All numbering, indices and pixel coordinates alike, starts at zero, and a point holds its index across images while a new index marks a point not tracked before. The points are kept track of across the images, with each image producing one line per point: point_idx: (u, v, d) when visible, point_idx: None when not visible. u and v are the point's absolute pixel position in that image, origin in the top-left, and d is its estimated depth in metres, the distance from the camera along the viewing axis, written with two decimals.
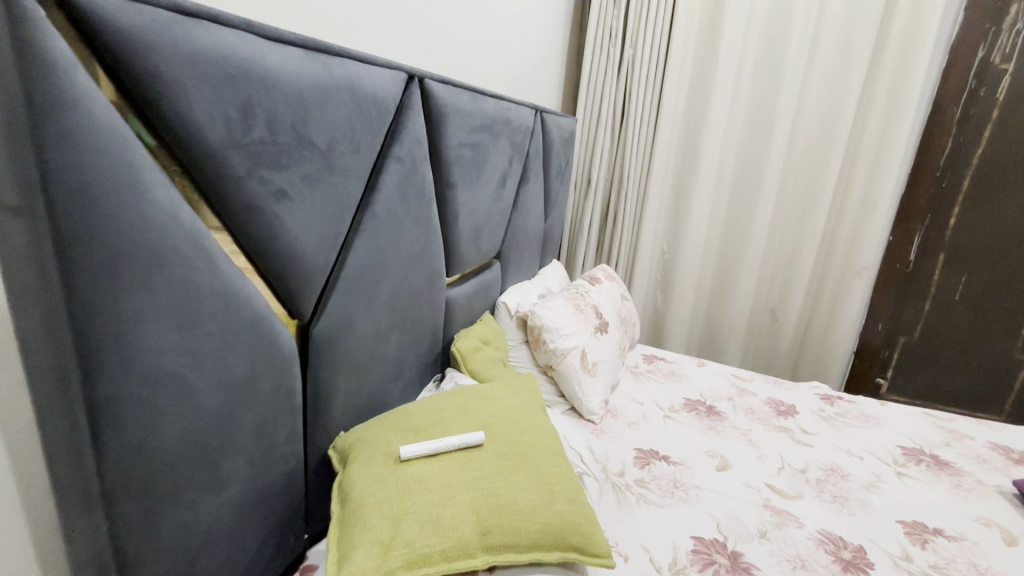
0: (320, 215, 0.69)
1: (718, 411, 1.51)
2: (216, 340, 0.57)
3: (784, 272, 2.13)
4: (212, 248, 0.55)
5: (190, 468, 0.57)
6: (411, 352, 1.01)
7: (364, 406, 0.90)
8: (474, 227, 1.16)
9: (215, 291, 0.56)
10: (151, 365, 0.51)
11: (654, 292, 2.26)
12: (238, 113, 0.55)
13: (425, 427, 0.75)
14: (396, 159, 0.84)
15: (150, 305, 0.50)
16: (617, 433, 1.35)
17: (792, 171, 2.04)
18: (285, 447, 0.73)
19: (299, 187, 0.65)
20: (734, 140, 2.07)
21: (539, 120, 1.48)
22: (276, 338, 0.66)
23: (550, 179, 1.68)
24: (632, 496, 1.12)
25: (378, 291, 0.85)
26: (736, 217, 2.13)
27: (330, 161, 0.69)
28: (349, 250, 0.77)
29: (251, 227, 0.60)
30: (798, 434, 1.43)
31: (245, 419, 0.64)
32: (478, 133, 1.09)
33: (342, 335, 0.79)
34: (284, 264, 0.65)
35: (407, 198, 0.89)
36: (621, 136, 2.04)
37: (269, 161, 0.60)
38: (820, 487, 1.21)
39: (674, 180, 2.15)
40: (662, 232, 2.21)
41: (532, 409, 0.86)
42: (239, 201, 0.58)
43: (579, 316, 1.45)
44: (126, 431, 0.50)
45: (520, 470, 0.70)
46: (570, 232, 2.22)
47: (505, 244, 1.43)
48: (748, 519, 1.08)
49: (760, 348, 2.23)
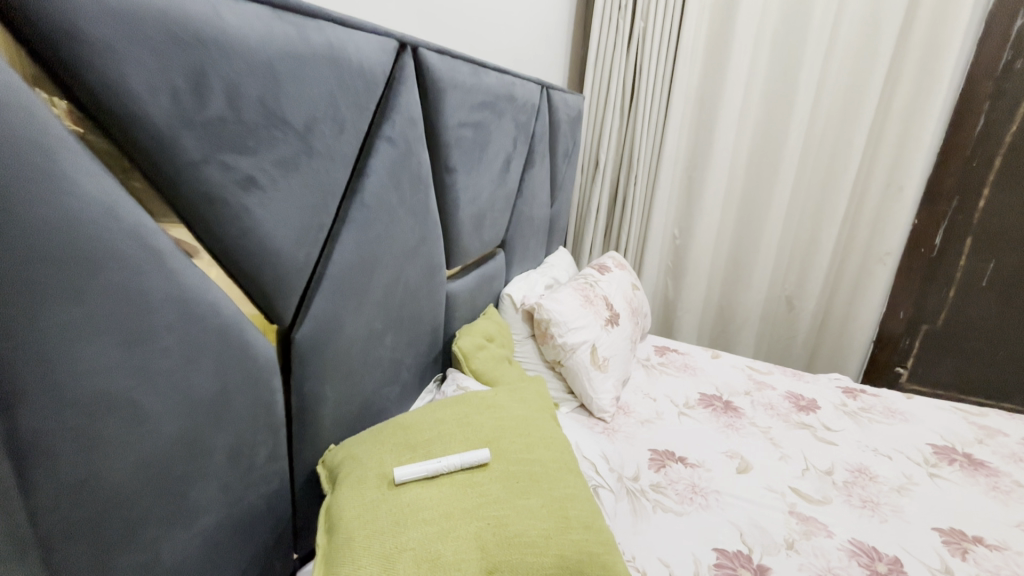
0: (297, 205, 0.60)
1: (736, 408, 1.43)
2: (175, 356, 0.49)
3: (802, 257, 2.03)
4: (165, 248, 0.46)
5: (151, 504, 0.49)
6: (409, 353, 0.93)
7: (357, 414, 0.82)
8: (476, 215, 1.07)
9: (170, 300, 0.47)
10: (90, 391, 0.42)
11: (665, 279, 2.17)
12: (188, 85, 0.46)
13: (423, 444, 0.67)
14: (387, 140, 0.75)
15: (85, 320, 0.41)
16: (630, 432, 1.27)
17: (812, 151, 1.93)
18: (267, 467, 0.65)
19: (272, 172, 0.56)
20: (750, 119, 1.95)
21: (545, 96, 1.37)
22: (251, 348, 0.58)
23: (557, 162, 1.58)
24: (648, 503, 1.05)
25: (370, 289, 0.77)
26: (752, 201, 2.02)
27: (308, 143, 0.59)
28: (334, 244, 0.68)
29: (213, 220, 0.51)
30: (822, 431, 1.35)
31: (217, 442, 0.56)
32: (480, 110, 0.99)
33: (330, 340, 0.70)
34: (256, 263, 0.56)
35: (401, 185, 0.80)
36: (631, 115, 1.93)
37: (232, 143, 0.50)
38: (849, 491, 1.13)
39: (686, 162, 2.04)
40: (673, 216, 2.10)
41: (543, 418, 0.77)
42: (197, 191, 0.48)
43: (589, 308, 1.36)
44: (61, 470, 0.41)
45: (531, 493, 0.62)
46: (576, 217, 2.13)
47: (510, 232, 1.34)
48: (774, 528, 1.01)
49: (776, 337, 2.15)
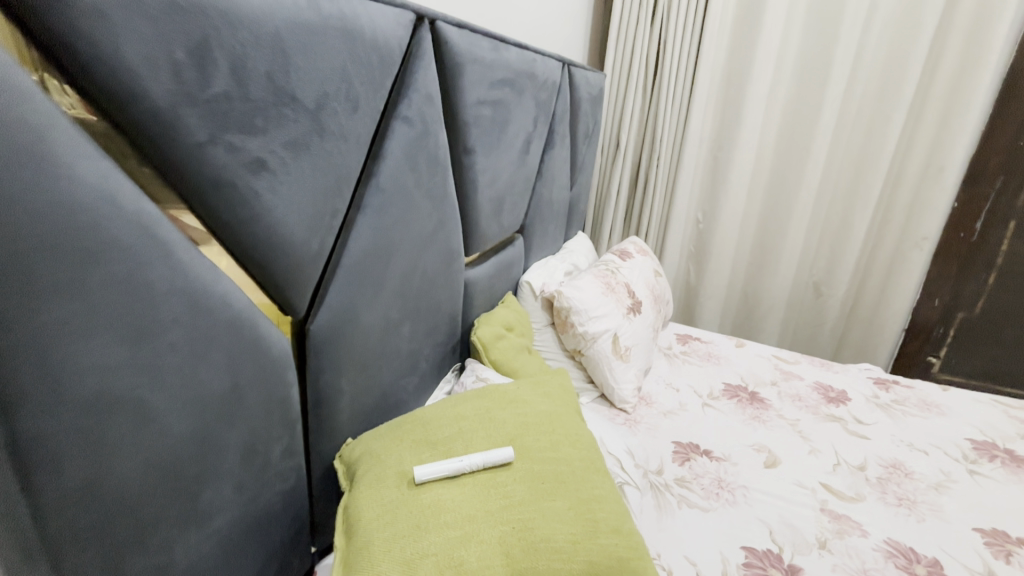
0: (311, 190, 0.56)
1: (762, 399, 1.38)
2: (183, 352, 0.46)
3: (832, 241, 1.95)
4: (170, 237, 0.43)
5: (163, 506, 0.47)
6: (426, 342, 0.90)
7: (375, 407, 0.79)
8: (495, 199, 1.03)
9: (177, 293, 0.44)
10: (92, 390, 0.39)
11: (687, 265, 2.11)
12: (190, 57, 0.42)
13: (444, 442, 0.64)
14: (404, 120, 0.70)
15: (85, 315, 0.38)
16: (653, 423, 1.23)
17: (846, 130, 1.84)
18: (283, 464, 0.62)
19: (282, 155, 0.52)
20: (780, 97, 1.86)
21: (567, 73, 1.31)
22: (265, 342, 0.55)
23: (578, 143, 1.52)
24: (672, 498, 1.01)
25: (387, 278, 0.73)
26: (781, 183, 1.94)
27: (320, 122, 0.55)
28: (349, 231, 0.65)
29: (220, 205, 0.47)
30: (853, 425, 1.30)
31: (230, 440, 0.53)
32: (500, 88, 0.94)
33: (345, 331, 0.67)
34: (267, 252, 0.53)
35: (418, 169, 0.75)
36: (654, 94, 1.85)
37: (239, 122, 0.47)
38: (883, 488, 1.09)
39: (711, 142, 1.96)
40: (697, 199, 2.03)
41: (568, 413, 0.74)
42: (203, 175, 0.45)
43: (610, 296, 1.32)
44: (66, 473, 0.39)
45: (558, 495, 0.59)
46: (596, 200, 2.07)
47: (529, 216, 1.29)
48: (805, 526, 0.97)
49: (802, 325, 2.08)
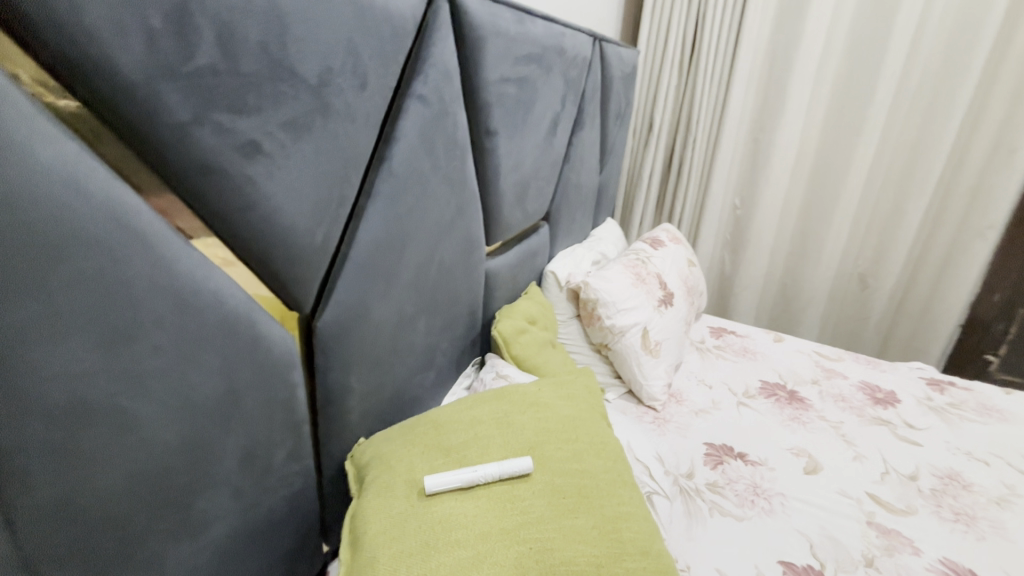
0: (314, 176, 0.52)
1: (802, 399, 1.29)
2: (168, 354, 0.42)
3: (882, 229, 1.82)
4: (150, 229, 0.39)
5: (152, 516, 0.44)
6: (444, 337, 0.86)
7: (389, 405, 0.75)
8: (519, 184, 0.97)
9: (159, 290, 0.41)
10: (63, 399, 0.36)
11: (722, 253, 2.01)
12: (167, 24, 0.37)
13: (458, 448, 0.60)
14: (419, 98, 0.65)
15: (52, 318, 0.35)
16: (683, 423, 1.17)
17: (904, 108, 1.69)
18: (287, 467, 0.59)
19: (280, 137, 0.47)
20: (831, 72, 1.72)
21: (598, 49, 1.23)
22: (265, 341, 0.51)
23: (609, 124, 1.44)
24: (703, 504, 0.95)
25: (400, 270, 0.69)
26: (827, 167, 1.81)
27: (323, 100, 0.50)
28: (358, 221, 0.60)
29: (210, 193, 0.43)
30: (903, 429, 1.20)
31: (227, 445, 0.50)
32: (525, 64, 0.87)
33: (356, 327, 0.63)
34: (266, 245, 0.49)
35: (435, 152, 0.70)
36: (691, 72, 1.75)
37: (229, 100, 0.42)
38: (938, 501, 1.00)
39: (752, 123, 1.84)
40: (734, 184, 1.92)
41: (593, 419, 0.68)
42: (187, 159, 0.41)
43: (640, 287, 1.24)
44: (39, 485, 0.36)
45: (580, 512, 0.54)
46: (626, 185, 1.98)
47: (555, 202, 1.23)
48: (849, 540, 0.90)
49: (845, 319, 1.95)
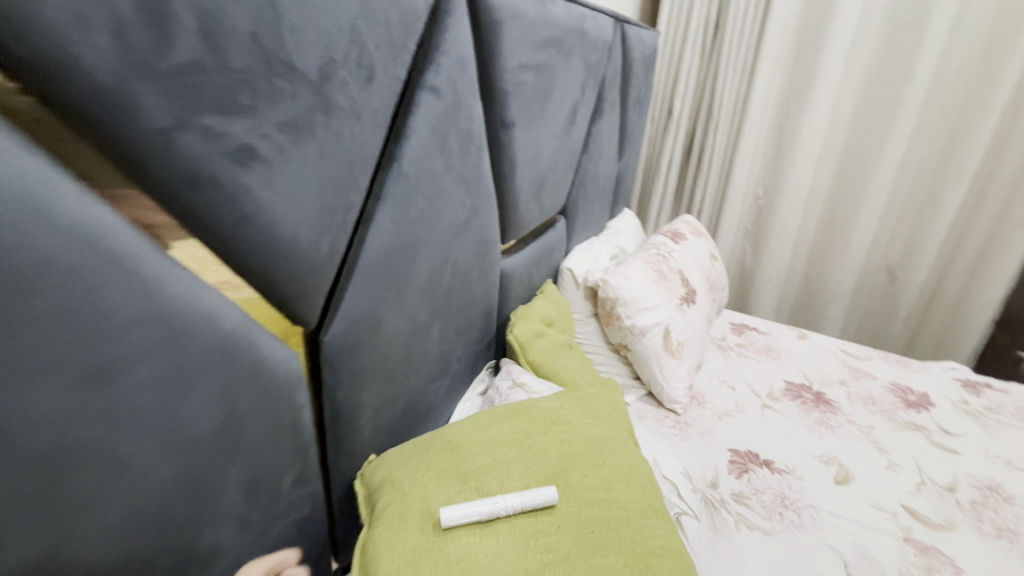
0: (317, 181, 0.46)
1: (829, 401, 1.24)
2: (158, 388, 0.38)
3: (913, 221, 1.73)
4: (130, 251, 0.34)
5: (149, 562, 0.40)
6: (459, 343, 0.81)
7: (401, 418, 0.71)
8: (536, 179, 0.91)
9: (145, 319, 0.36)
10: (42, 445, 0.32)
11: (743, 244, 1.93)
12: (141, 14, 0.32)
13: (476, 474, 0.56)
14: (432, 90, 0.59)
15: (21, 356, 0.30)
16: (706, 427, 1.12)
17: (941, 92, 1.59)
18: (296, 492, 0.55)
19: (278, 140, 0.42)
20: (864, 54, 1.63)
21: (619, 31, 1.15)
22: (267, 364, 0.47)
23: (628, 111, 1.37)
24: (729, 517, 0.90)
25: (413, 276, 0.64)
26: (857, 154, 1.72)
27: (326, 95, 0.45)
28: (367, 227, 0.55)
29: (200, 205, 0.38)
30: (938, 435, 1.14)
31: (229, 478, 0.45)
32: (545, 49, 0.80)
33: (366, 340, 0.59)
34: (265, 259, 0.44)
35: (449, 149, 0.64)
36: (714, 54, 1.66)
37: (217, 99, 0.37)
38: (979, 515, 0.95)
39: (777, 108, 1.75)
40: (758, 173, 1.84)
41: (620, 438, 0.63)
42: (171, 169, 0.36)
43: (662, 285, 1.19)
44: (18, 543, 0.32)
45: (610, 549, 0.50)
46: (644, 174, 1.91)
47: (573, 195, 1.17)
48: (887, 559, 0.85)
49: (871, 313, 1.88)
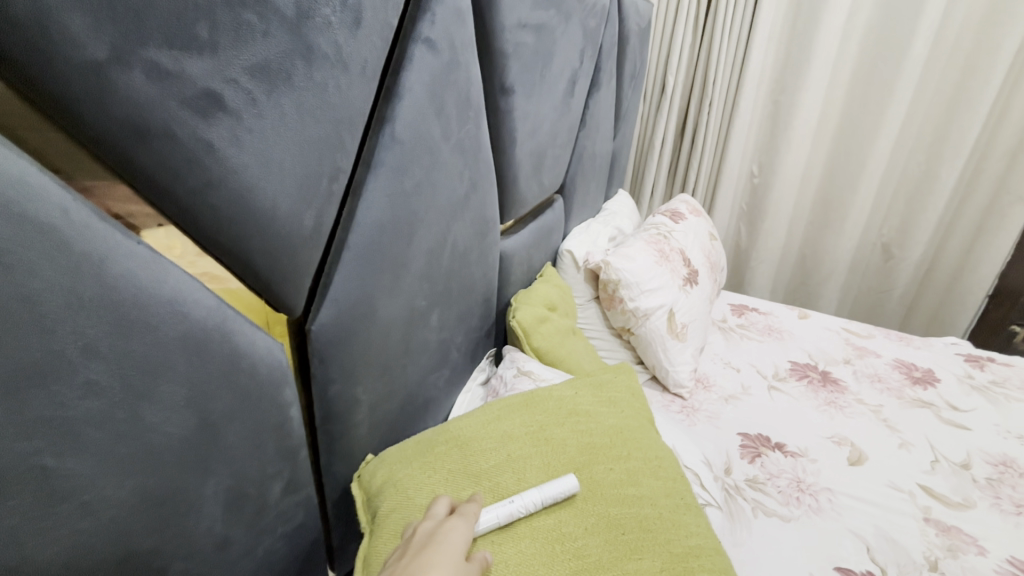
0: (297, 143, 0.39)
1: (836, 380, 1.21)
2: (110, 393, 0.31)
3: (909, 197, 1.71)
4: (62, 222, 0.28)
5: None
6: (459, 330, 0.75)
7: (400, 413, 0.65)
8: (535, 153, 0.84)
9: (84, 308, 0.29)
10: None
11: (738, 224, 1.90)
12: None
13: (490, 473, 0.50)
14: (427, 44, 0.52)
15: None
16: (713, 411, 1.07)
17: (939, 64, 1.56)
18: (286, 501, 0.49)
19: (249, 89, 0.35)
20: (861, 24, 1.58)
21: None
22: (246, 358, 0.40)
23: (624, 85, 1.31)
24: (746, 504, 0.86)
25: (410, 257, 0.57)
26: (854, 129, 1.69)
27: (305, 39, 0.38)
28: (357, 199, 0.48)
29: (152, 164, 0.31)
30: (947, 411, 1.12)
31: (207, 492, 0.39)
32: (544, 8, 0.74)
33: (360, 329, 0.52)
34: (238, 232, 0.37)
35: (446, 113, 0.58)
36: (708, 27, 1.60)
37: (167, 31, 0.30)
38: (996, 492, 0.93)
39: (772, 83, 1.70)
40: (752, 150, 1.80)
41: (641, 427, 0.58)
42: (112, 117, 0.29)
43: (665, 266, 1.13)
44: None
45: (644, 552, 0.45)
46: (637, 154, 1.86)
47: (571, 173, 1.11)
48: (908, 541, 0.83)
49: (866, 291, 1.87)
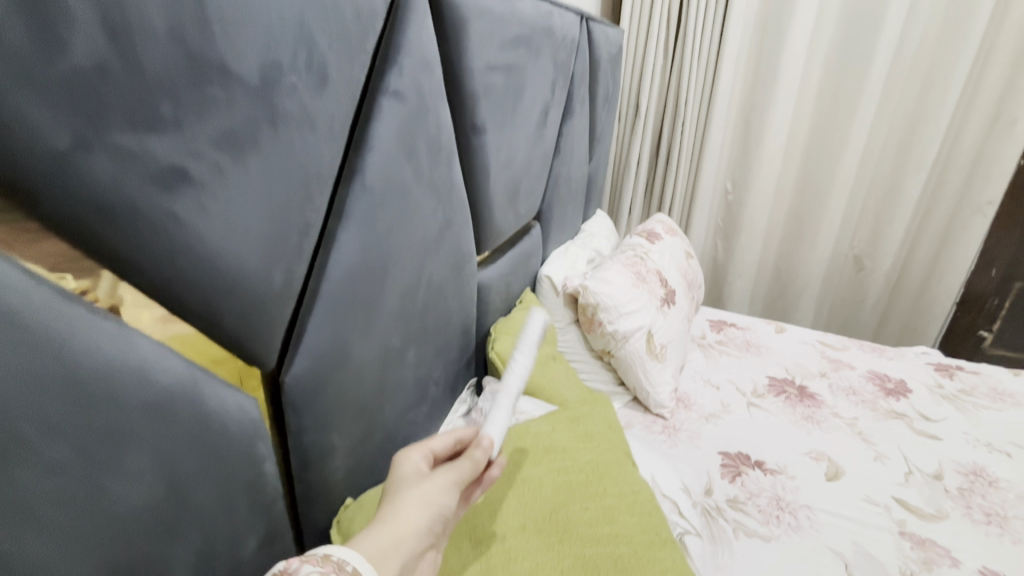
0: (264, 203, 0.40)
1: (812, 394, 1.23)
2: (74, 471, 0.31)
3: (877, 210, 1.77)
4: (22, 306, 0.28)
5: None
6: (436, 365, 0.75)
7: (378, 454, 0.65)
8: (509, 185, 0.86)
9: (46, 390, 0.29)
10: None
11: (714, 239, 1.94)
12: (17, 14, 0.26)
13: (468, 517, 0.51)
14: (395, 95, 0.53)
15: None
16: (694, 430, 1.09)
17: (899, 82, 1.63)
18: (261, 555, 0.48)
19: (215, 159, 0.36)
20: (824, 46, 1.65)
21: (585, 29, 1.12)
22: (215, 418, 0.40)
23: (597, 110, 1.34)
24: (727, 525, 0.87)
25: (384, 299, 0.58)
26: (821, 146, 1.74)
27: (271, 104, 0.39)
28: (328, 251, 0.49)
29: (119, 240, 0.32)
30: (920, 422, 1.15)
31: (178, 559, 0.39)
32: (514, 48, 0.76)
33: (334, 376, 0.52)
34: (208, 295, 0.38)
35: (416, 158, 0.59)
36: (678, 50, 1.65)
37: (129, 111, 0.31)
38: (967, 501, 0.95)
39: (742, 103, 1.76)
40: (725, 168, 1.85)
41: (617, 460, 0.59)
42: (76, 200, 0.30)
43: (642, 287, 1.15)
44: None
45: None
46: (614, 173, 1.89)
47: (547, 199, 1.13)
48: (884, 556, 0.85)
49: (841, 302, 1.91)
